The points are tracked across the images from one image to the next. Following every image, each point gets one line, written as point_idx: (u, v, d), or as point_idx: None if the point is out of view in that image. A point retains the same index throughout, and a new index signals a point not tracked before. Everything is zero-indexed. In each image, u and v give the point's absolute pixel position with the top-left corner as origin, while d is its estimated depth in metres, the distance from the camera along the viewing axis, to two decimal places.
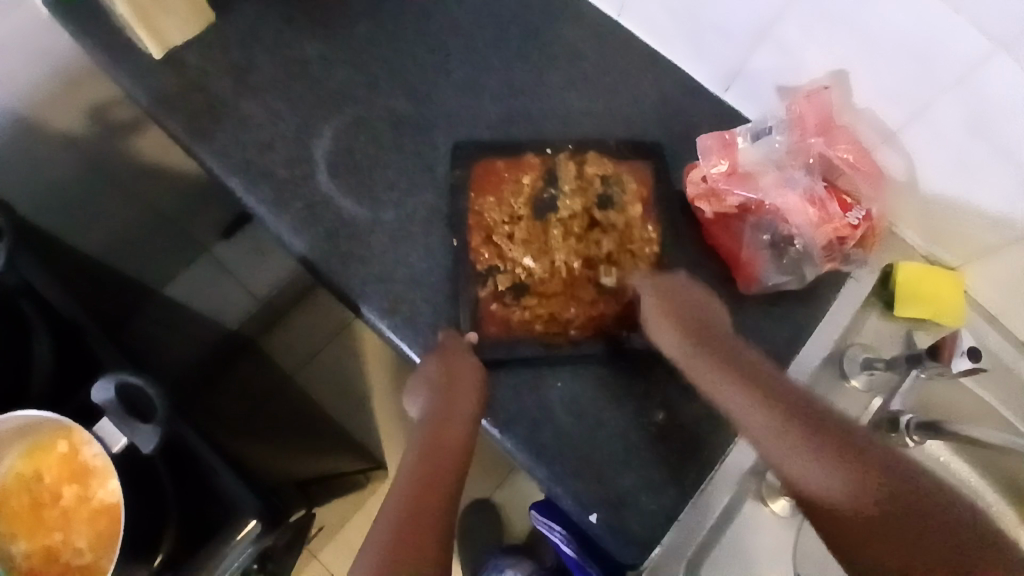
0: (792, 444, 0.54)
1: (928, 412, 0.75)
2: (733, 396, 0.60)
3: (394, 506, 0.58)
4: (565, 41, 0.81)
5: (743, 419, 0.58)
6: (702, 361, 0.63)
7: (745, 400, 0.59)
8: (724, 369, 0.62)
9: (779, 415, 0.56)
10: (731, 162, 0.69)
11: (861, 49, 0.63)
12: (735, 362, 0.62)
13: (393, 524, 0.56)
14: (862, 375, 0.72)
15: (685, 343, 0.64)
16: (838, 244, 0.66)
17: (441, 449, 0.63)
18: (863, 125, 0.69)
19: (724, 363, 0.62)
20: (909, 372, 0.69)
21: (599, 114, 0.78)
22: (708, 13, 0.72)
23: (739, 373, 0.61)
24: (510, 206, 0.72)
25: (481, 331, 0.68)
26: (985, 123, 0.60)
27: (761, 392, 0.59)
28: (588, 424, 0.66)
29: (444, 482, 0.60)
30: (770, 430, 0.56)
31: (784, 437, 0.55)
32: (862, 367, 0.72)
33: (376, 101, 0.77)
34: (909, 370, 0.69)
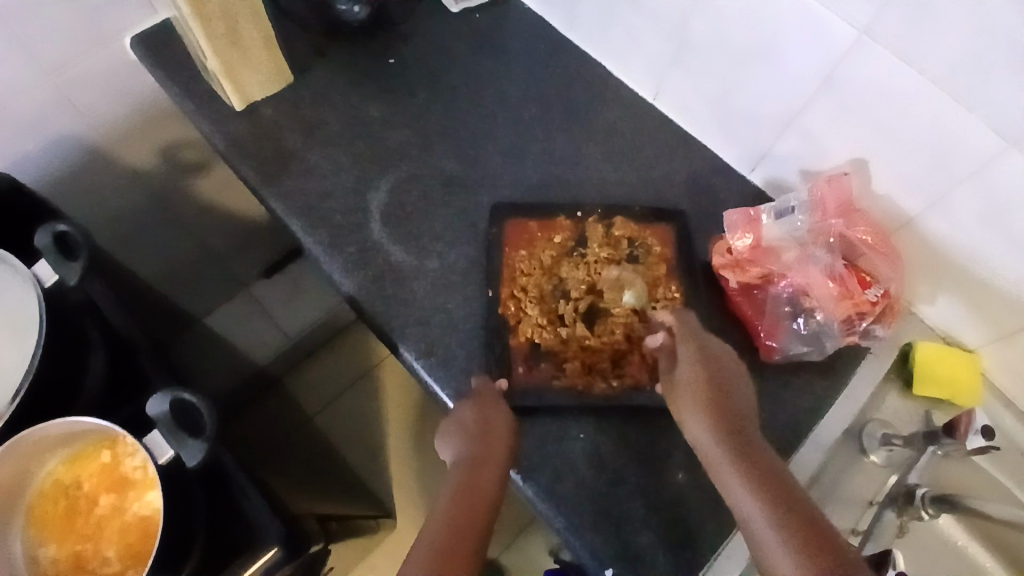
0: (782, 554, 0.49)
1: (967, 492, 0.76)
2: (740, 490, 0.54)
3: (423, 546, 0.55)
4: (604, 120, 0.89)
5: (739, 504, 0.54)
6: (718, 447, 0.58)
7: (759, 500, 0.53)
8: (748, 469, 0.55)
9: (798, 543, 0.49)
10: (756, 236, 0.74)
11: (883, 141, 0.69)
12: (759, 459, 0.56)
13: (424, 570, 0.52)
14: (881, 451, 0.73)
15: (702, 415, 0.60)
16: (856, 320, 0.69)
17: (473, 494, 0.59)
18: (881, 211, 0.74)
19: (740, 451, 0.57)
20: (926, 448, 0.70)
21: (633, 186, 0.84)
22: (740, 102, 0.80)
23: (751, 465, 0.56)
24: (541, 261, 0.75)
25: (511, 377, 0.70)
26: (1002, 211, 0.64)
27: (770, 486, 0.54)
28: (608, 478, 0.67)
29: (468, 536, 0.56)
30: (771, 539, 0.50)
31: (761, 516, 0.52)
32: (881, 443, 0.73)
33: (429, 160, 0.84)
34: (926, 446, 0.70)
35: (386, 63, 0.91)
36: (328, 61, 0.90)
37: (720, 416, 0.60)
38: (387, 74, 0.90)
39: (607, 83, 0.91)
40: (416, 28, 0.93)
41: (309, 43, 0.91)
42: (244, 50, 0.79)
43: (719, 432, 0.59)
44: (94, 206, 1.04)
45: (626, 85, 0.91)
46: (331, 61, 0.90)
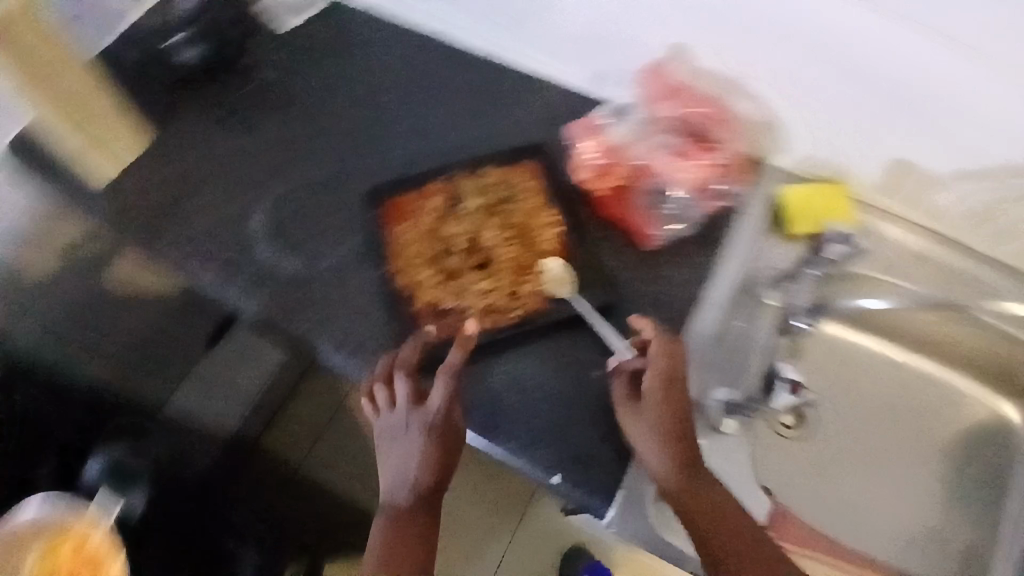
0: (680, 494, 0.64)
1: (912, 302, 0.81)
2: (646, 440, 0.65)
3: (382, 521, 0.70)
4: (452, 82, 0.90)
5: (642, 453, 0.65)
6: (654, 409, 0.66)
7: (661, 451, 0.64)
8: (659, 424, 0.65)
9: (691, 484, 0.64)
10: (602, 141, 0.78)
11: (685, 17, 0.74)
12: (680, 416, 0.66)
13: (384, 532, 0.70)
14: (776, 293, 0.81)
15: (652, 381, 0.66)
16: (712, 186, 0.76)
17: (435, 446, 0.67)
18: (710, 84, 0.77)
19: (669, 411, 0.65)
20: (807, 272, 0.79)
21: (495, 133, 0.86)
22: (560, 27, 0.84)
23: (674, 419, 0.65)
24: (423, 229, 0.78)
25: (422, 337, 0.74)
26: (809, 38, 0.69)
27: (675, 441, 0.65)
28: (533, 398, 0.71)
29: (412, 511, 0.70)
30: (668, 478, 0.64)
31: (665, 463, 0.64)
32: (773, 285, 0.81)
33: (300, 173, 0.87)
34: (805, 271, 0.79)
35: (234, 97, 0.93)
36: (178, 113, 0.92)
37: (664, 379, 0.66)
38: (241, 108, 0.92)
39: (446, 49, 0.92)
40: (253, 58, 0.95)
41: (155, 101, 0.92)
42: (96, 119, 0.83)
43: (655, 398, 0.66)
44: (25, 314, 0.93)
45: (464, 41, 0.92)
46: (180, 112, 0.92)
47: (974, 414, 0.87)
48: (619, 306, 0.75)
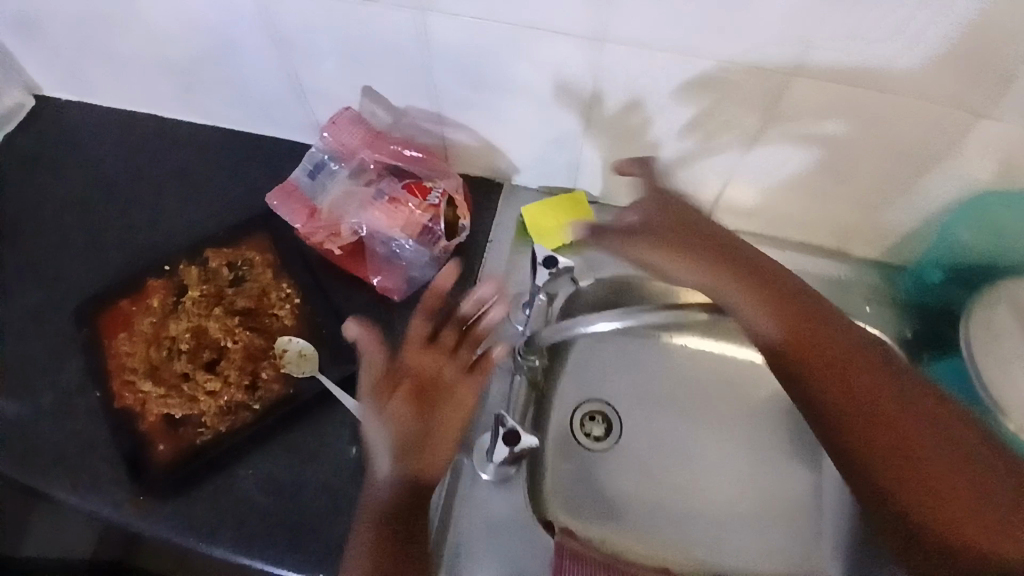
0: None
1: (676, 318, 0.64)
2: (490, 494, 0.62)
3: None
4: (173, 162, 0.83)
5: None
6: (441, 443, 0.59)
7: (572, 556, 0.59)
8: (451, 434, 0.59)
9: None
10: (311, 205, 0.74)
11: (361, 66, 0.69)
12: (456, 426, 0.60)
13: None
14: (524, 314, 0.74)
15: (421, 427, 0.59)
16: (432, 226, 0.71)
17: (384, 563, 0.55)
18: (416, 119, 0.76)
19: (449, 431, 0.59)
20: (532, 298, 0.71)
21: (224, 208, 0.79)
22: (256, 94, 0.76)
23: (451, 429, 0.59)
24: (142, 337, 0.70)
25: (154, 458, 0.66)
26: (472, 67, 0.68)
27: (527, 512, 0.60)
28: (289, 493, 0.65)
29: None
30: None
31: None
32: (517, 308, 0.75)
33: (13, 301, 0.76)
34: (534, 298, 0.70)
35: None
36: None
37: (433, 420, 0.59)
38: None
39: (162, 127, 0.85)
40: None
41: None
42: None
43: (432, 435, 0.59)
44: None
45: (177, 117, 0.84)
46: None
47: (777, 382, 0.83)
48: None
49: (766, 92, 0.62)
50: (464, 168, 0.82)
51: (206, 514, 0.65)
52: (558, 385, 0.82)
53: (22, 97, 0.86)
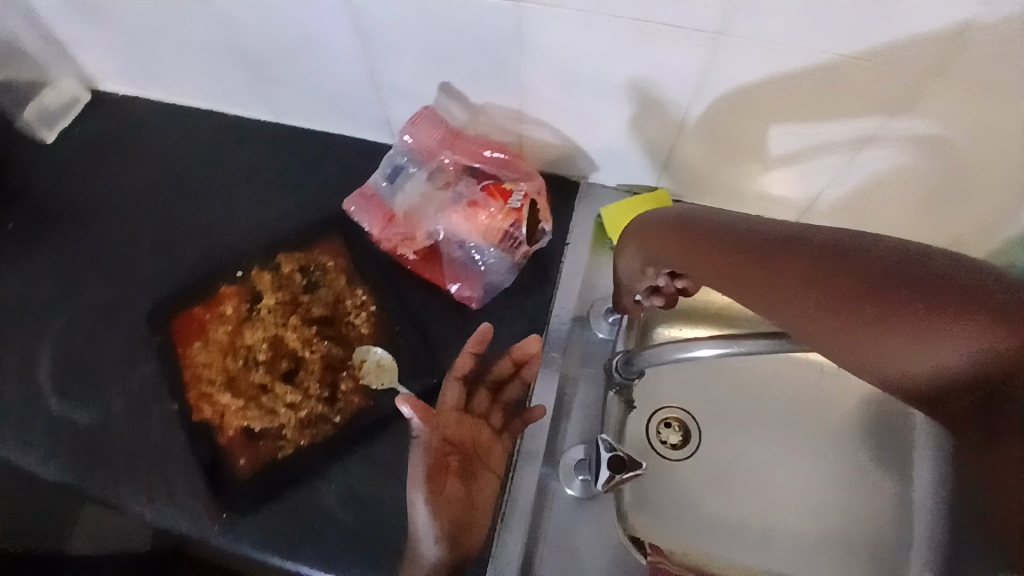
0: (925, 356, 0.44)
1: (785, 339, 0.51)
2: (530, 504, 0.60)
3: None
4: (239, 159, 0.80)
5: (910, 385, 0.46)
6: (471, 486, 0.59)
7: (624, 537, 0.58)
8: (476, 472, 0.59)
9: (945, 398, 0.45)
10: (387, 209, 0.72)
11: (444, 62, 0.64)
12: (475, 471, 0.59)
13: None
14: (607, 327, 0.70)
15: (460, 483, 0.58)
16: (513, 232, 0.68)
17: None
18: (497, 116, 0.70)
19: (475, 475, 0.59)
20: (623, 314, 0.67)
21: (292, 208, 0.76)
22: (329, 89, 0.72)
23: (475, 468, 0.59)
24: (218, 346, 0.69)
25: (233, 472, 0.65)
26: (566, 67, 0.62)
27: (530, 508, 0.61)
28: (370, 509, 0.64)
29: None
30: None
31: None
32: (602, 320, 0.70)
33: (85, 302, 0.75)
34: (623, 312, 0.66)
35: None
36: None
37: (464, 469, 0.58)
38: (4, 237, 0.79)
39: (226, 121, 0.81)
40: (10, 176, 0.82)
41: None
42: None
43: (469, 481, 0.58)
44: None
45: (240, 111, 0.80)
46: None
47: None
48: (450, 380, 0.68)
49: (894, 96, 0.56)
50: (541, 165, 0.77)
51: (288, 528, 0.63)
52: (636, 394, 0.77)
53: (78, 91, 0.83)
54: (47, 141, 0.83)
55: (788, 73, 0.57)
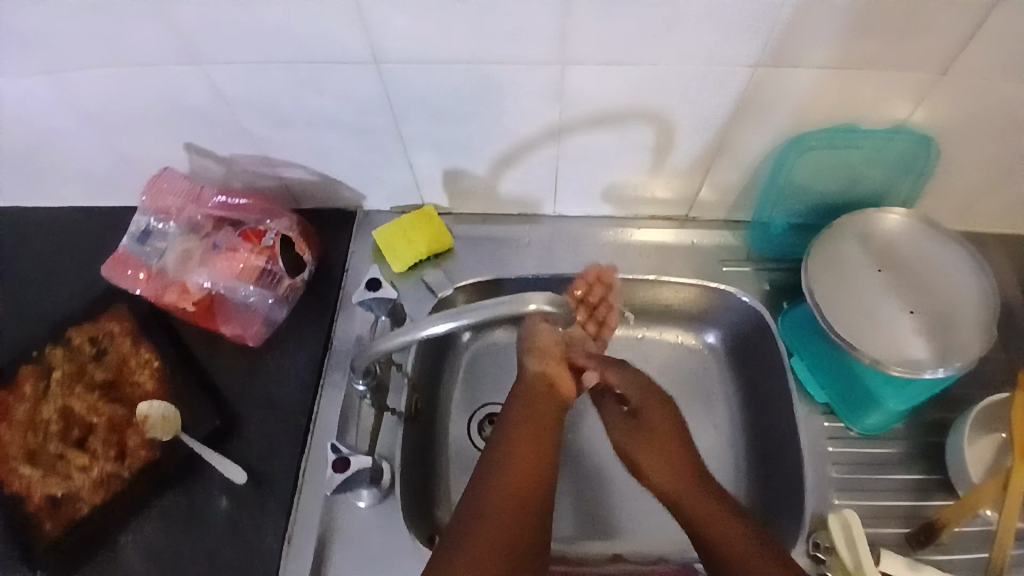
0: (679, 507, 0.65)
1: (522, 301, 0.55)
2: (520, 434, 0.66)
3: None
4: (35, 247, 0.84)
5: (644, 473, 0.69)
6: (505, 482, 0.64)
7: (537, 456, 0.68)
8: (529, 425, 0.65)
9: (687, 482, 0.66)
10: (145, 268, 0.75)
11: (174, 122, 0.70)
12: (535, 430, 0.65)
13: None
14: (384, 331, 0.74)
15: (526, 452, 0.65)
16: (270, 269, 0.73)
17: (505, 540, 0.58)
18: (246, 163, 0.75)
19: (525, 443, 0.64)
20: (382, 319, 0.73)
21: (86, 283, 0.81)
22: (96, 165, 0.78)
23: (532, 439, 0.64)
24: (19, 424, 0.71)
25: (41, 540, 0.66)
26: (277, 108, 0.67)
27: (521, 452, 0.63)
28: (168, 555, 0.66)
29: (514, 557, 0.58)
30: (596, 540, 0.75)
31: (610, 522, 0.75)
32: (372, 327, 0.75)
33: None
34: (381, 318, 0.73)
35: None
36: None
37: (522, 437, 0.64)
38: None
39: (22, 214, 0.86)
40: None
41: None
42: None
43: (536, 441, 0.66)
44: None
45: (36, 205, 0.86)
46: None
47: (662, 353, 0.85)
48: (238, 416, 0.72)
49: (548, 87, 0.62)
50: (313, 203, 0.82)
51: None
52: (445, 400, 0.83)
53: None
54: None
55: (468, 77, 0.61)
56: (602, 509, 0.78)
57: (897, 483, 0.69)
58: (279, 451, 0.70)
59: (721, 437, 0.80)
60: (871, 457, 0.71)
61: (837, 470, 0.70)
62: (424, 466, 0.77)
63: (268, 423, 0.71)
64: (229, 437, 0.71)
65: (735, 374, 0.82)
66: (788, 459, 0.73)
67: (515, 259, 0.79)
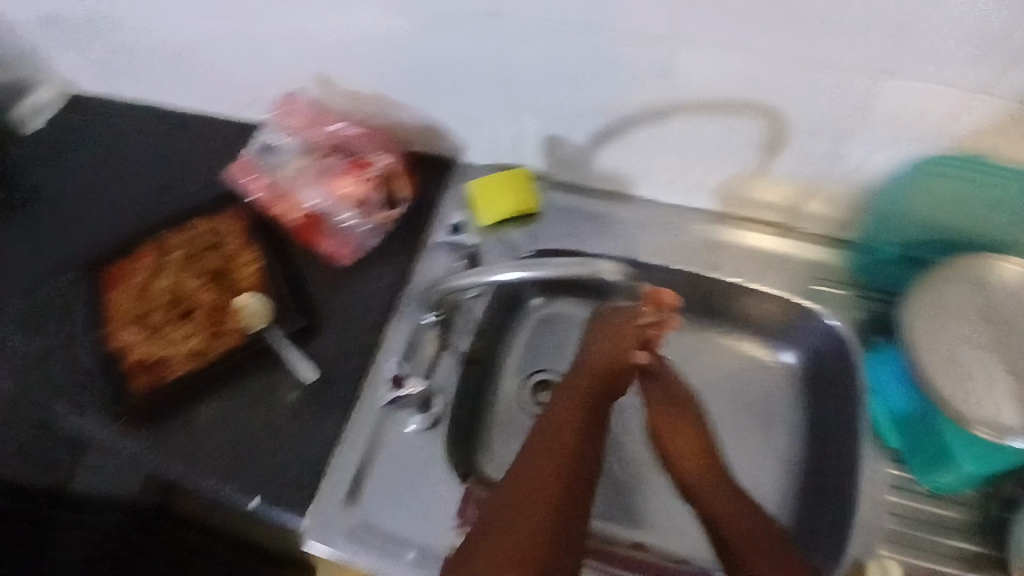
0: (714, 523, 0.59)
1: (590, 265, 0.59)
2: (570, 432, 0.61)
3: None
4: (184, 147, 0.96)
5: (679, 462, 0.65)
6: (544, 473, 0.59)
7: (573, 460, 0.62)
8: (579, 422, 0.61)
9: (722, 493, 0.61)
10: (266, 178, 0.85)
11: (316, 51, 0.77)
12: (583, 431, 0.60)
13: None
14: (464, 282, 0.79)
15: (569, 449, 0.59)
16: (369, 201, 0.81)
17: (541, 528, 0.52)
18: (368, 99, 0.81)
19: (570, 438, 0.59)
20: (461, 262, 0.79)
21: (217, 185, 0.91)
22: (243, 81, 0.87)
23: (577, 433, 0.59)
24: (134, 290, 0.82)
25: (128, 391, 0.75)
26: (407, 51, 0.72)
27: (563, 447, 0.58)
28: (238, 430, 0.74)
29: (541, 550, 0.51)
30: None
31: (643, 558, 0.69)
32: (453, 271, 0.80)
33: (44, 259, 0.91)
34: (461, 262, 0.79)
35: None
36: None
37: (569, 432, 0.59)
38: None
39: (178, 117, 0.99)
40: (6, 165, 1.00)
41: None
42: None
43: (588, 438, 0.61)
44: None
45: (194, 111, 0.97)
46: None
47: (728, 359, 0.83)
48: (319, 326, 0.79)
49: (665, 64, 0.62)
50: (419, 147, 0.87)
51: (170, 438, 0.74)
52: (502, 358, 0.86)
53: (60, 90, 1.03)
54: (30, 132, 1.02)
55: (587, 44, 0.63)
56: (634, 496, 0.79)
57: (955, 549, 0.64)
58: (346, 365, 0.76)
59: (770, 458, 0.77)
60: (930, 516, 0.66)
61: (890, 520, 0.66)
62: (471, 412, 0.81)
63: (342, 338, 0.78)
64: (308, 342, 0.78)
65: (805, 398, 0.80)
66: (839, 493, 0.70)
67: (599, 235, 0.80)
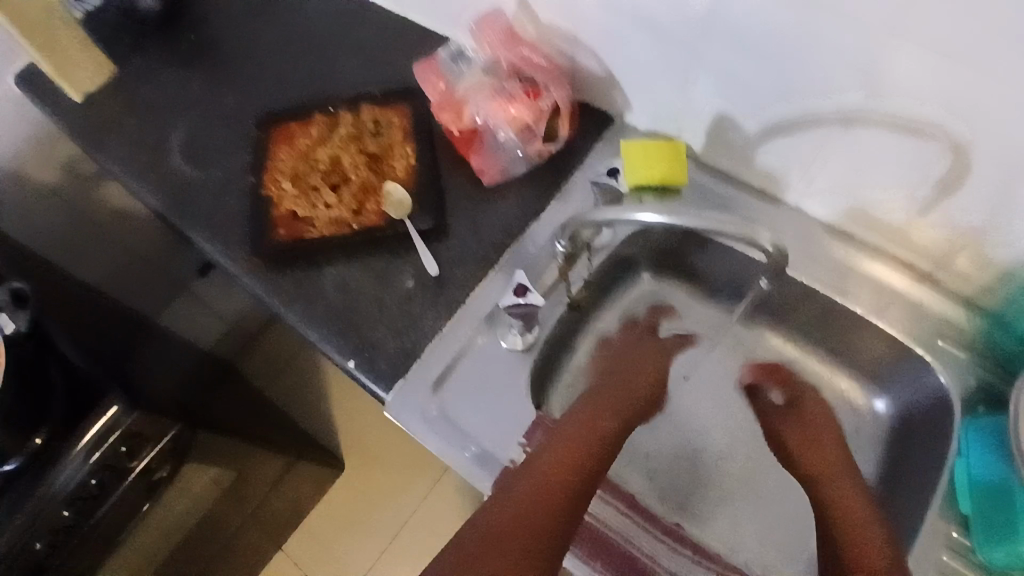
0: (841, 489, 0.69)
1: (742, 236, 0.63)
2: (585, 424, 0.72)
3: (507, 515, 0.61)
4: (367, 37, 1.03)
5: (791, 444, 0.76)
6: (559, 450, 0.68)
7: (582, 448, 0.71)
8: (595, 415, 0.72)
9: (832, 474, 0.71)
10: (444, 83, 0.88)
11: None
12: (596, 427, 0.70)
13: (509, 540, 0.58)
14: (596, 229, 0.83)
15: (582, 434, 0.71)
16: (532, 128, 0.83)
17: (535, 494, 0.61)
18: (556, 36, 0.85)
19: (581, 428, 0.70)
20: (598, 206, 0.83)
21: (387, 79, 0.98)
22: None
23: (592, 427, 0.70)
24: (298, 153, 0.91)
25: (272, 236, 0.85)
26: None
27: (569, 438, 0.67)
28: (352, 296, 0.81)
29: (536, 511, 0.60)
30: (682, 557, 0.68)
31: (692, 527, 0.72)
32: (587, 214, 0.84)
33: (222, 102, 1.00)
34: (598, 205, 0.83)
35: (187, 39, 1.07)
36: (143, 48, 1.07)
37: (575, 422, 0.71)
38: (184, 50, 1.06)
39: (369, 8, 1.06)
40: (210, 12, 1.10)
41: (127, 39, 1.08)
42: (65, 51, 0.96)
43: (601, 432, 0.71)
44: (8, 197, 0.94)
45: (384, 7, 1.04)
46: (147, 47, 1.07)
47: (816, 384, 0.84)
48: (447, 229, 0.84)
49: (869, 72, 0.62)
50: (584, 96, 0.90)
51: (293, 285, 0.82)
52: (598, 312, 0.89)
53: None
54: None
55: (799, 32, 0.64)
56: (684, 476, 0.82)
57: None
58: (461, 270, 0.82)
59: None
60: None
61: None
62: (556, 351, 0.85)
63: (465, 246, 0.83)
64: (432, 240, 0.83)
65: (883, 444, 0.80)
66: None
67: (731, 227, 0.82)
